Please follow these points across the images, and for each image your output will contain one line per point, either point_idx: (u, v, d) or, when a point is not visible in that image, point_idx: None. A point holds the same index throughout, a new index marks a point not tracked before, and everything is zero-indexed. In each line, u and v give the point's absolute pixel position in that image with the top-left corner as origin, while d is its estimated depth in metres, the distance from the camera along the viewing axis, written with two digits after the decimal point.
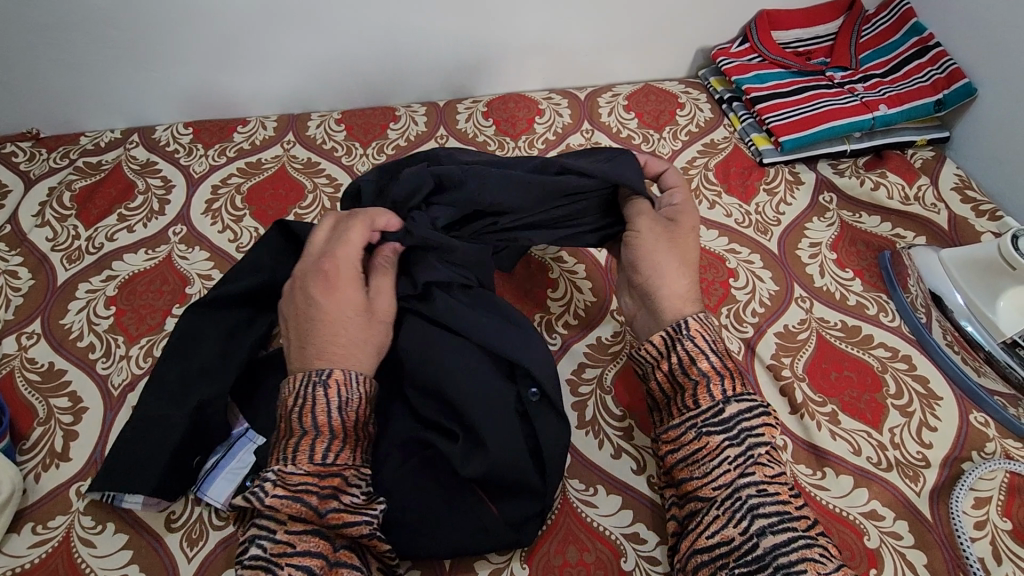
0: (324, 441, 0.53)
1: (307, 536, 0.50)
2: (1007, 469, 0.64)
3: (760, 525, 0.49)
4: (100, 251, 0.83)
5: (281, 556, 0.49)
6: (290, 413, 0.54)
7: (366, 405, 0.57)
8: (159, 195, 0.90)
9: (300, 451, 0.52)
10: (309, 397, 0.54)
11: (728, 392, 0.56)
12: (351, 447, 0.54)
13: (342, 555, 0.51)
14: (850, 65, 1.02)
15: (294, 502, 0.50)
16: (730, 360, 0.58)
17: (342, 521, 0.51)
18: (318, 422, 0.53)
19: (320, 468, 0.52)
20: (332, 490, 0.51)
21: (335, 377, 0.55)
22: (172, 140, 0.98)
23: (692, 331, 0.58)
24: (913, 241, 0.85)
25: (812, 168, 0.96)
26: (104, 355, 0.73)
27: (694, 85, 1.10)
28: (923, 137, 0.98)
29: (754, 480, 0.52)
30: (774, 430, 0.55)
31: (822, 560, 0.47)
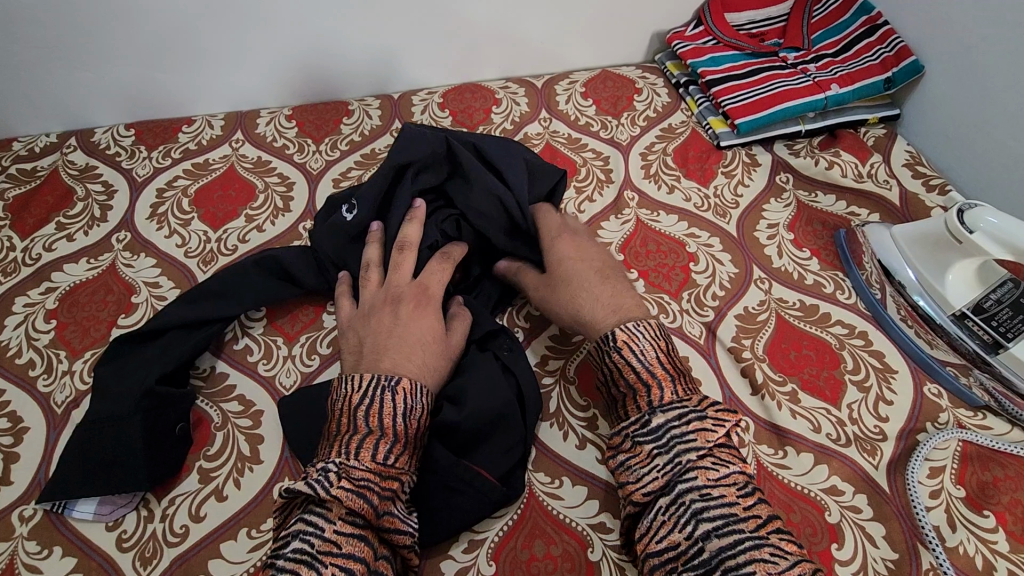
0: (388, 442, 0.52)
1: (353, 539, 0.48)
2: (960, 438, 0.66)
3: (705, 530, 0.48)
4: (38, 262, 0.79)
5: (326, 554, 0.46)
6: (357, 409, 0.54)
7: (425, 416, 0.57)
8: (101, 201, 0.86)
9: (362, 447, 0.51)
10: (378, 398, 0.54)
11: (655, 402, 0.55)
12: (410, 454, 0.54)
13: (381, 565, 0.49)
14: (803, 46, 1.03)
15: (358, 497, 0.48)
16: (661, 367, 0.56)
17: (390, 527, 0.50)
18: (384, 423, 0.53)
19: (382, 468, 0.51)
20: (391, 493, 0.51)
21: (404, 385, 0.55)
22: (112, 143, 0.93)
23: (619, 343, 0.58)
24: (867, 218, 0.86)
25: (768, 149, 0.97)
26: (45, 372, 0.69)
27: (651, 70, 1.09)
28: (875, 116, 0.99)
29: (695, 484, 0.50)
30: (707, 435, 0.52)
31: (772, 560, 0.45)
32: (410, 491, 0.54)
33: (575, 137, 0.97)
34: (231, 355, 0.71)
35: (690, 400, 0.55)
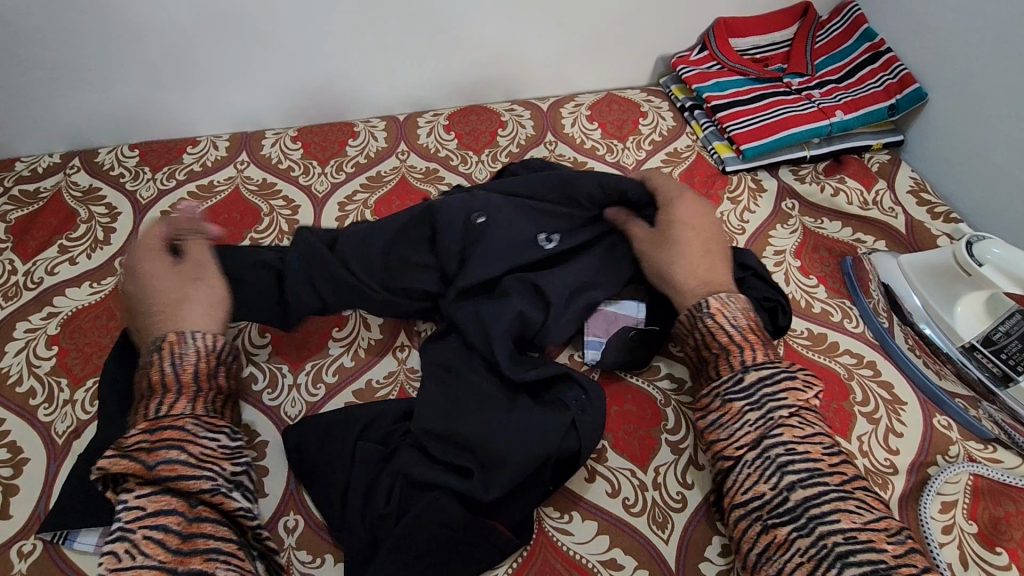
0: (160, 397, 0.57)
1: (154, 498, 0.52)
2: (971, 472, 0.66)
3: (790, 481, 0.53)
4: (40, 286, 0.78)
5: (135, 520, 0.51)
6: (149, 372, 0.59)
7: (206, 359, 0.60)
8: (103, 223, 0.85)
9: (141, 411, 0.57)
10: (155, 359, 0.59)
11: (746, 361, 0.61)
12: (190, 400, 0.58)
13: (200, 515, 0.53)
14: (807, 71, 1.04)
15: (160, 451, 0.54)
16: (752, 334, 0.63)
17: (176, 474, 0.53)
18: (156, 380, 0.58)
19: (151, 424, 0.56)
20: (173, 441, 0.54)
21: (168, 340, 0.60)
22: (116, 164, 0.93)
23: (711, 311, 0.64)
24: (874, 246, 0.86)
25: (773, 174, 0.97)
26: (46, 401, 0.68)
27: (655, 93, 1.10)
28: (880, 141, 1.00)
29: (782, 439, 0.55)
30: (798, 394, 0.58)
31: (857, 510, 0.51)
32: (208, 435, 0.57)
33: (581, 160, 0.97)
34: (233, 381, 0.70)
35: (778, 361, 0.61)
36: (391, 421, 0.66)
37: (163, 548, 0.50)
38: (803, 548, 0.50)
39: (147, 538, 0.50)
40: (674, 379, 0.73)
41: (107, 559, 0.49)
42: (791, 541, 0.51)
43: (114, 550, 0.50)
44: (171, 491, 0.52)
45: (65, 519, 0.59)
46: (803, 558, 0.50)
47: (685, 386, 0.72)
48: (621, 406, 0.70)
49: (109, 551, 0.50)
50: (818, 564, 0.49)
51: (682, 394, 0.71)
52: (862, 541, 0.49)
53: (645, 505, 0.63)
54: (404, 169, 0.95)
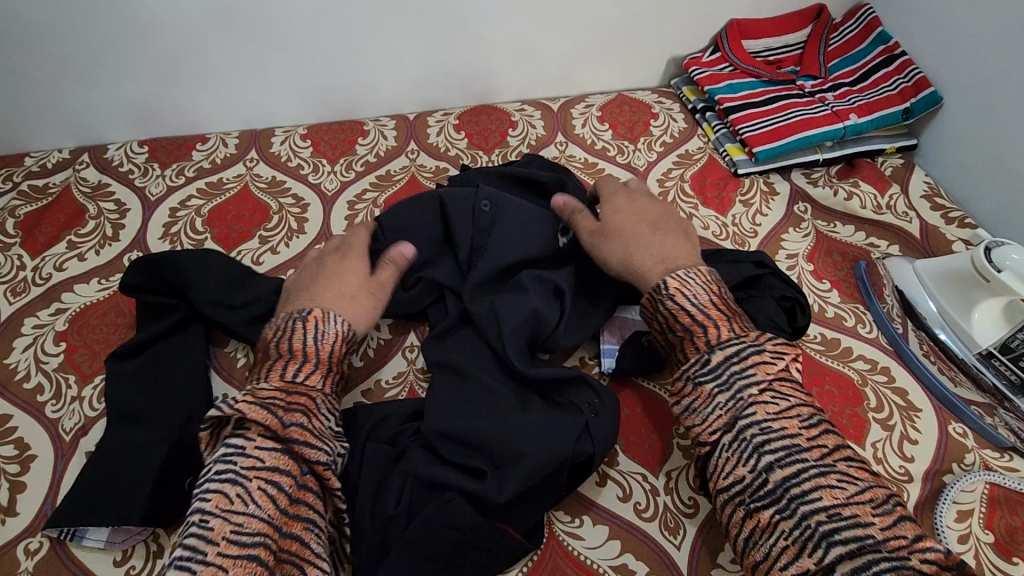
0: (298, 364, 0.60)
1: (275, 454, 0.53)
2: (987, 481, 0.65)
3: (768, 462, 0.52)
4: (48, 282, 0.78)
5: (251, 468, 0.51)
6: (278, 340, 0.62)
7: (340, 341, 0.63)
8: (113, 219, 0.85)
9: (275, 371, 0.59)
10: (292, 328, 0.62)
11: (712, 341, 0.59)
12: (323, 374, 0.61)
13: (305, 483, 0.54)
14: (820, 74, 1.03)
15: (263, 410, 0.54)
16: (716, 310, 0.61)
17: (301, 440, 0.54)
18: (296, 348, 0.61)
19: (290, 385, 0.58)
20: (299, 406, 0.57)
21: (314, 314, 0.63)
22: (125, 160, 0.92)
23: (671, 291, 0.62)
24: (888, 250, 0.86)
25: (786, 178, 0.96)
26: (54, 397, 0.68)
27: (666, 95, 1.09)
28: (893, 145, 0.99)
29: (754, 418, 0.54)
30: (767, 368, 0.56)
31: (840, 485, 0.49)
32: (328, 413, 0.59)
33: (591, 161, 0.97)
34: (230, 371, 0.70)
35: (745, 335, 0.59)
36: (401, 423, 0.66)
37: (273, 504, 0.50)
38: (787, 531, 0.49)
39: (260, 490, 0.50)
40: None
41: (213, 501, 0.49)
42: (775, 524, 0.50)
43: (224, 491, 0.49)
44: (292, 455, 0.54)
45: (71, 516, 0.58)
46: (787, 541, 0.49)
47: None
48: (633, 410, 0.69)
49: (217, 492, 0.49)
50: (801, 547, 0.48)
51: None
52: (845, 517, 0.47)
53: (657, 510, 0.62)
54: (414, 168, 0.94)
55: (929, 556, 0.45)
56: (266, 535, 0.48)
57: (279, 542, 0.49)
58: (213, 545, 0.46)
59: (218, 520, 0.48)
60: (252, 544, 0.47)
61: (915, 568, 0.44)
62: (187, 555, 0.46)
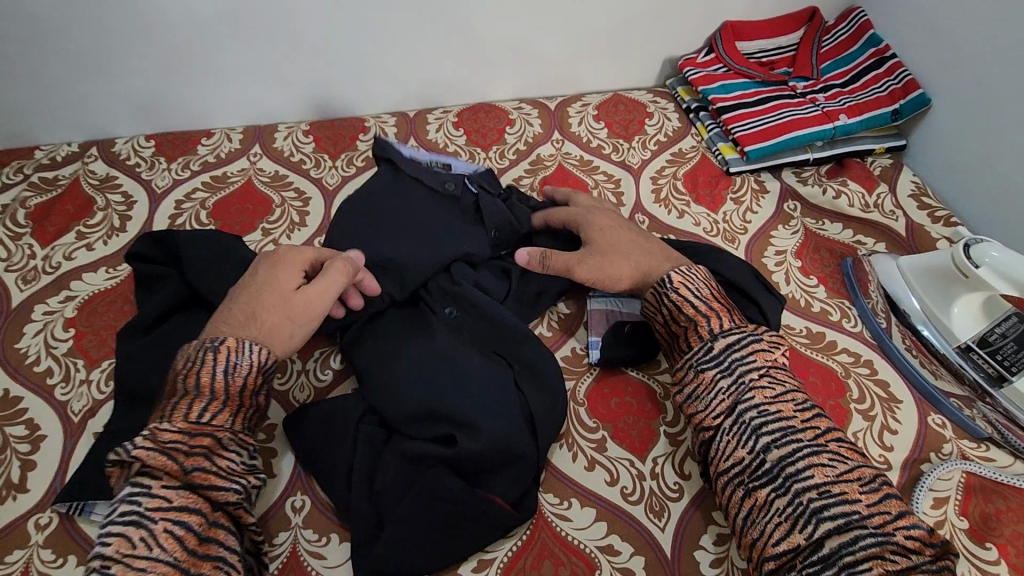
0: (203, 402, 0.57)
1: (183, 494, 0.52)
2: (963, 469, 0.67)
3: (764, 443, 0.56)
4: (58, 270, 0.80)
5: (155, 510, 0.51)
6: (178, 374, 0.58)
7: (256, 374, 0.60)
8: (120, 211, 0.87)
9: (180, 410, 0.56)
10: (201, 359, 0.58)
11: (714, 330, 0.64)
12: (232, 414, 0.58)
13: (216, 521, 0.54)
14: (812, 75, 1.05)
15: (160, 456, 0.52)
16: (717, 303, 0.66)
17: (206, 483, 0.54)
18: (201, 383, 0.57)
19: (192, 429, 0.55)
20: (204, 450, 0.55)
21: (228, 344, 0.59)
22: (133, 154, 0.95)
23: (676, 285, 0.67)
24: (874, 248, 0.88)
25: (777, 176, 0.98)
26: (63, 380, 0.70)
27: (662, 95, 1.11)
28: (882, 146, 1.01)
29: (754, 402, 0.58)
30: (765, 356, 0.62)
31: (831, 464, 0.54)
32: (238, 451, 0.58)
33: (586, 159, 0.99)
34: None
35: (746, 327, 0.64)
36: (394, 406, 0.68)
37: (181, 546, 0.50)
38: (781, 507, 0.53)
39: (167, 531, 0.50)
40: None
41: (114, 545, 0.48)
42: (771, 501, 0.54)
43: (127, 535, 0.49)
44: (199, 495, 0.53)
45: (81, 491, 0.61)
46: (781, 517, 0.53)
47: None
48: (621, 398, 0.72)
49: (118, 535, 0.49)
50: (794, 522, 0.52)
51: None
52: (836, 495, 0.52)
53: (643, 494, 0.65)
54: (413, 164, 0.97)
55: (913, 533, 0.50)
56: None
57: None
58: None
59: (119, 566, 0.47)
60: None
61: (898, 542, 0.49)
62: None
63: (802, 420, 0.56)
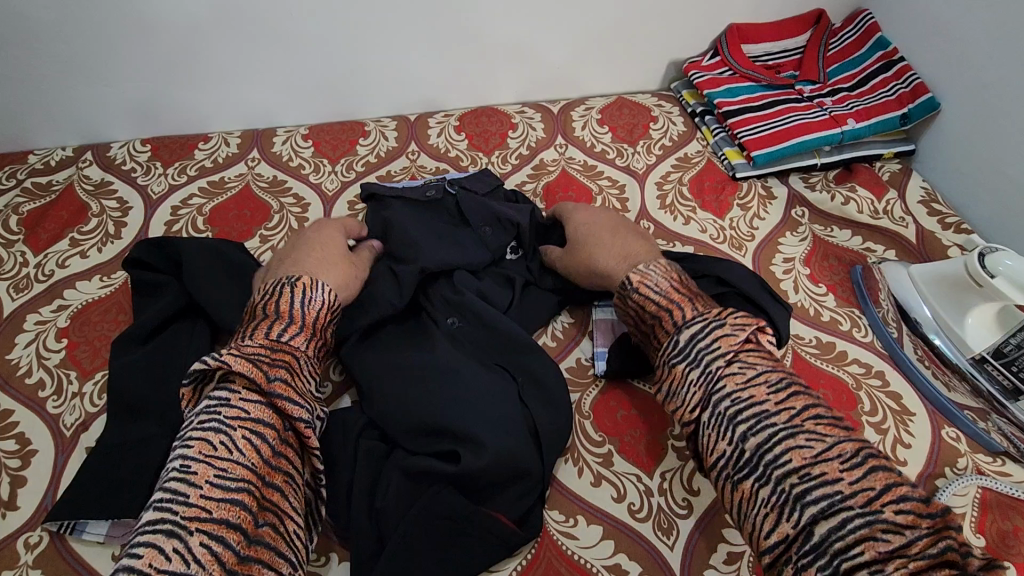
0: (282, 324, 0.60)
1: (259, 406, 0.54)
2: (979, 485, 0.65)
3: (740, 431, 0.52)
4: (51, 278, 0.78)
5: (236, 418, 0.52)
6: (258, 305, 0.62)
7: (326, 311, 0.64)
8: (115, 217, 0.85)
9: (260, 329, 0.59)
10: (277, 292, 0.62)
11: (679, 322, 0.61)
12: (306, 337, 0.61)
13: (286, 439, 0.55)
14: (819, 79, 1.04)
15: (247, 362, 0.54)
16: (678, 294, 0.63)
17: (283, 394, 0.55)
18: (279, 309, 0.61)
19: (274, 342, 0.58)
20: (283, 362, 0.57)
21: (302, 282, 0.64)
22: (128, 158, 0.93)
23: (635, 284, 0.65)
24: (884, 255, 0.86)
25: (784, 182, 0.96)
26: (55, 393, 0.68)
27: (666, 98, 1.09)
28: (890, 151, 0.99)
29: (726, 391, 0.55)
30: (730, 340, 0.57)
31: (809, 445, 0.50)
32: (309, 376, 0.60)
33: (590, 164, 0.97)
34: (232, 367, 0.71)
35: (710, 312, 0.60)
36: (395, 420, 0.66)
37: (257, 454, 0.51)
38: (765, 498, 0.49)
39: (245, 439, 0.51)
40: None
41: (196, 448, 0.49)
42: (756, 493, 0.50)
43: (208, 438, 0.50)
44: (276, 409, 0.54)
45: (73, 508, 0.59)
46: (767, 507, 0.49)
47: None
48: (628, 411, 0.70)
49: (199, 439, 0.50)
50: (779, 510, 0.48)
51: None
52: (816, 477, 0.48)
53: (650, 510, 0.63)
54: (414, 169, 0.95)
55: (903, 507, 0.45)
56: (249, 481, 0.49)
57: (262, 490, 0.50)
58: (196, 488, 0.47)
59: (200, 464, 0.48)
60: (234, 489, 0.48)
61: (887, 520, 0.44)
62: (168, 496, 0.47)
63: (774, 401, 0.52)
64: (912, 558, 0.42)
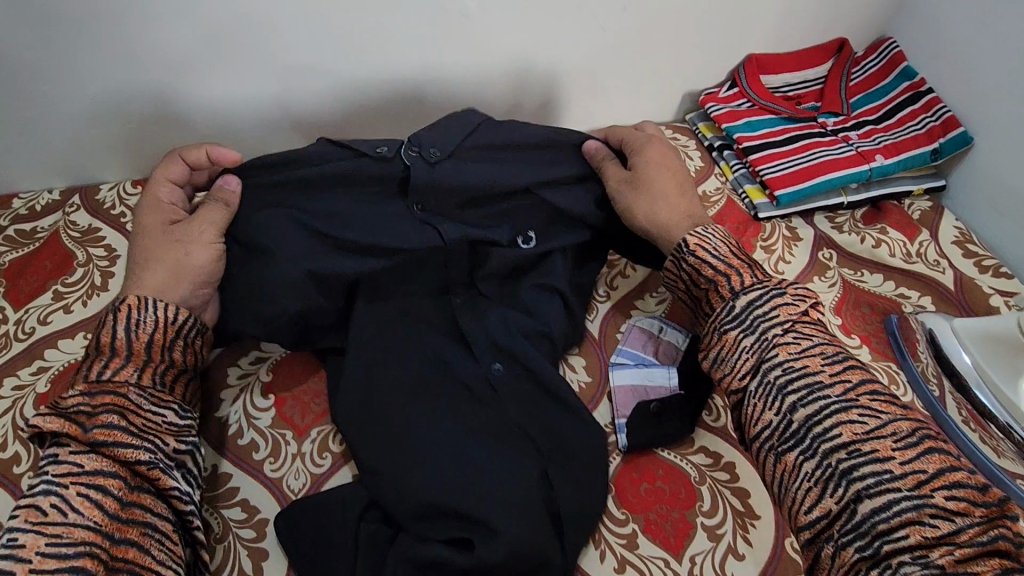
0: (104, 359, 0.57)
1: (94, 458, 0.52)
2: None
3: (790, 402, 0.56)
4: (31, 337, 0.73)
5: (67, 476, 0.50)
6: (92, 343, 0.58)
7: (162, 327, 0.60)
8: (102, 267, 0.80)
9: (81, 372, 0.56)
10: (104, 324, 0.58)
11: (736, 288, 0.63)
12: (139, 367, 0.57)
13: (138, 486, 0.53)
14: (843, 110, 0.99)
15: (59, 419, 0.52)
16: (737, 260, 0.66)
17: (110, 440, 0.52)
18: (104, 343, 0.58)
19: (93, 385, 0.55)
20: (110, 404, 0.54)
21: (127, 303, 0.59)
22: (118, 202, 0.88)
23: (693, 247, 0.67)
24: (919, 302, 0.81)
25: (809, 221, 0.91)
26: (32, 469, 0.63)
27: (681, 130, 1.05)
28: (921, 187, 0.94)
29: (779, 360, 0.58)
30: (790, 310, 0.61)
31: (860, 421, 0.53)
32: (154, 407, 0.57)
33: None
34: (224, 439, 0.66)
35: (769, 282, 0.63)
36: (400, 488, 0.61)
37: (100, 511, 0.49)
38: (809, 472, 0.54)
39: (81, 496, 0.49)
40: (710, 453, 0.67)
41: (24, 517, 0.48)
42: (800, 465, 0.54)
43: (36, 504, 0.49)
44: (108, 457, 0.52)
45: None
46: (810, 482, 0.53)
47: (722, 461, 0.66)
48: (652, 484, 0.64)
49: (26, 506, 0.49)
50: (823, 486, 0.53)
51: (719, 470, 0.66)
52: (867, 453, 0.52)
53: None
54: None
55: (956, 494, 0.49)
56: (91, 543, 0.48)
57: (111, 548, 0.49)
58: (25, 561, 0.46)
59: (28, 535, 0.47)
60: (72, 555, 0.47)
61: (936, 505, 0.48)
62: None
63: (830, 375, 0.55)
64: (958, 544, 0.47)
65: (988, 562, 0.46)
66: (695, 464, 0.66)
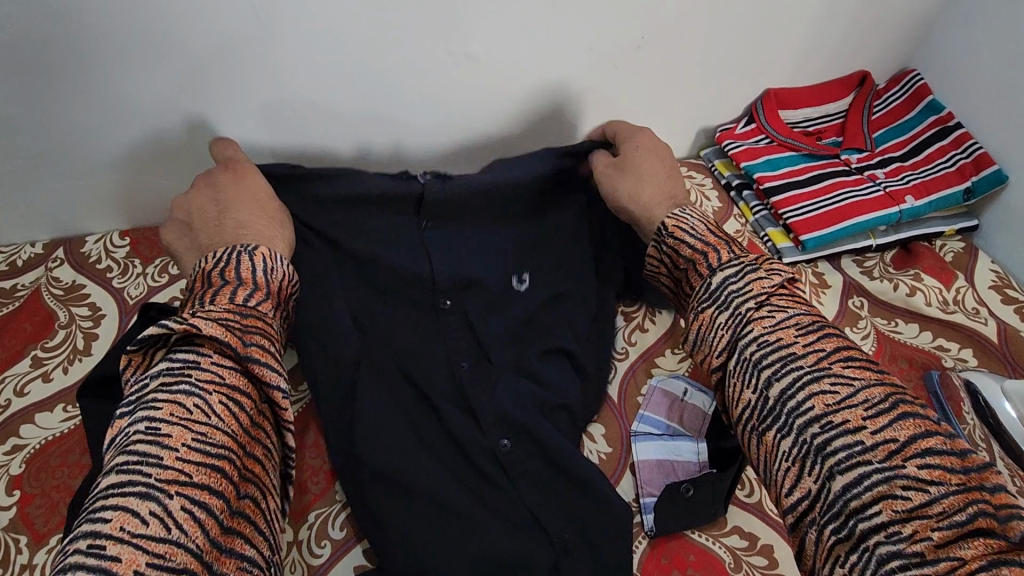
0: (247, 290, 0.55)
1: (236, 374, 0.48)
2: None
3: (766, 377, 0.49)
4: (7, 410, 0.68)
5: (210, 382, 0.46)
6: (212, 270, 0.57)
7: (286, 282, 0.61)
8: (85, 328, 0.75)
9: (222, 294, 0.53)
10: (235, 260, 0.57)
11: (713, 264, 0.58)
12: (269, 304, 0.56)
13: (262, 410, 0.50)
14: (866, 146, 0.94)
15: (221, 323, 0.49)
16: (714, 238, 0.61)
17: (262, 360, 0.50)
18: (243, 275, 0.56)
19: (239, 307, 0.52)
20: (255, 327, 0.52)
21: (261, 251, 0.59)
22: (104, 256, 0.83)
23: (670, 231, 0.63)
24: (960, 356, 0.76)
25: (836, 266, 0.86)
26: None
27: (696, 167, 0.99)
28: (953, 227, 0.89)
29: (753, 335, 0.52)
30: (763, 284, 0.54)
31: (832, 390, 0.46)
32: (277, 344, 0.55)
33: None
34: None
35: (746, 258, 0.58)
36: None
37: (236, 421, 0.46)
38: (787, 450, 0.47)
39: (221, 404, 0.46)
40: (744, 535, 0.62)
41: (164, 410, 0.44)
42: (777, 444, 0.48)
43: (180, 401, 0.44)
44: (252, 377, 0.49)
45: None
46: (789, 461, 0.46)
47: (757, 545, 0.61)
48: (684, 572, 0.59)
49: (169, 400, 0.44)
50: (802, 466, 0.46)
51: (755, 555, 0.60)
52: (838, 425, 0.45)
53: None
54: None
55: (930, 461, 0.41)
56: (230, 449, 0.44)
57: (243, 460, 0.45)
58: (169, 450, 0.41)
59: (175, 427, 0.43)
60: (215, 454, 0.43)
61: (909, 475, 0.41)
62: (138, 459, 0.41)
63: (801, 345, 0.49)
64: (935, 521, 0.39)
65: (974, 544, 0.38)
66: (729, 548, 0.61)
